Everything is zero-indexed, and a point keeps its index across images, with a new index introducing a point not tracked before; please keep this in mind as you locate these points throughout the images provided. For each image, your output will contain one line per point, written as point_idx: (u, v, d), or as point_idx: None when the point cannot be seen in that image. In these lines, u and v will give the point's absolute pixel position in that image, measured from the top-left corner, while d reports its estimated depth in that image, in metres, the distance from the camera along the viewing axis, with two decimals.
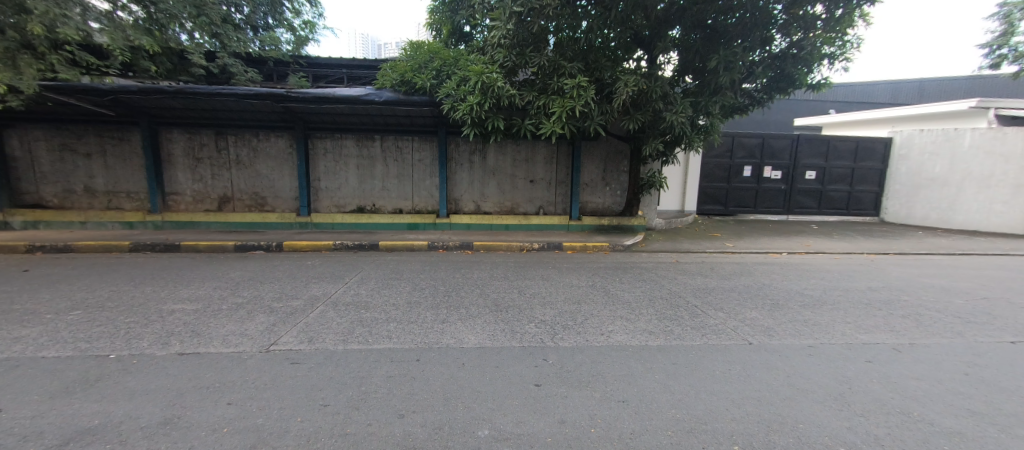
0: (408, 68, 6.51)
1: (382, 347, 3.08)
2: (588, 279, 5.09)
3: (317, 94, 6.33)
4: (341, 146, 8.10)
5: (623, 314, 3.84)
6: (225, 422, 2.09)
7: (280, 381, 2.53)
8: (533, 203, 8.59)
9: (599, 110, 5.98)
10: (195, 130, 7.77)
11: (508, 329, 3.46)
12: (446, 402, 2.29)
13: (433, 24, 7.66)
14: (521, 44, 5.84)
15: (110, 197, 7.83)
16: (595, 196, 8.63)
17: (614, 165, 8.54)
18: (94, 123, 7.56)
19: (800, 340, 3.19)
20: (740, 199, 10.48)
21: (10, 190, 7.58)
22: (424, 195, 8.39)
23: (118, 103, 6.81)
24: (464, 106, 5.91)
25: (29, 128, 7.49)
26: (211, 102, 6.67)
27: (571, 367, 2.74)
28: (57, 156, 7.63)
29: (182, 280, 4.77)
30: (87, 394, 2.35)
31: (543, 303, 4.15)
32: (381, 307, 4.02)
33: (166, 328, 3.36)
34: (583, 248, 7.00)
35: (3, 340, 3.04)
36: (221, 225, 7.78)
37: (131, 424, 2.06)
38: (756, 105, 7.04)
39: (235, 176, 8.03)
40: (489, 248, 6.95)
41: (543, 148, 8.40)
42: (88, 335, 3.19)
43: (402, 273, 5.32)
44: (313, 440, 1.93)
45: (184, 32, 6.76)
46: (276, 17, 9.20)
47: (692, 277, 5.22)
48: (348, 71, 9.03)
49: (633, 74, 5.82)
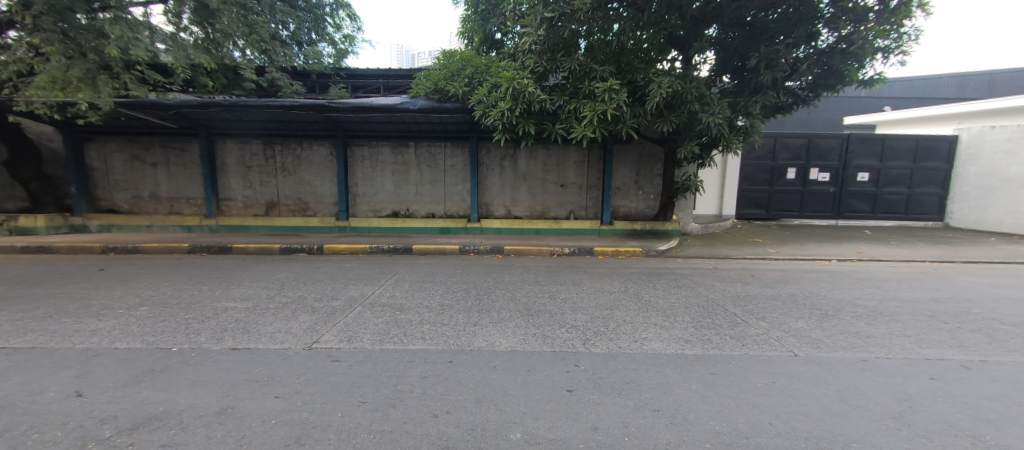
0: (441, 76, 6.69)
1: (417, 348, 3.16)
2: (620, 284, 5.00)
3: (355, 104, 6.61)
4: (378, 154, 8.42)
5: (657, 321, 3.74)
6: (275, 414, 2.22)
7: (321, 378, 2.65)
8: (564, 207, 8.55)
9: (632, 113, 5.88)
10: (246, 140, 8.33)
11: (540, 334, 3.45)
12: (479, 404, 2.31)
13: (465, 32, 7.84)
14: (552, 49, 5.86)
15: (172, 202, 8.52)
16: (628, 200, 8.48)
17: (647, 168, 8.35)
18: (159, 135, 8.27)
19: (853, 354, 2.98)
20: (783, 203, 9.95)
21: (89, 197, 8.42)
22: (456, 199, 8.56)
23: (180, 116, 7.42)
24: (495, 112, 5.99)
25: (105, 140, 8.30)
26: (260, 113, 7.12)
27: (604, 374, 2.70)
28: (128, 166, 8.40)
29: (233, 280, 5.10)
30: (153, 383, 2.56)
31: (575, 308, 4.11)
32: (415, 309, 4.13)
33: (220, 325, 3.61)
34: (615, 252, 6.88)
35: (84, 332, 3.37)
36: (268, 228, 8.29)
37: (192, 412, 2.23)
38: (801, 104, 6.67)
39: (280, 182, 8.52)
40: (520, 252, 6.97)
41: (574, 153, 8.36)
42: (154, 329, 3.47)
43: (435, 276, 5.44)
44: (353, 435, 2.01)
45: (238, 49, 7.24)
46: (319, 32, 9.85)
47: (731, 284, 5.00)
48: (385, 80, 9.45)
49: (667, 75, 5.69)
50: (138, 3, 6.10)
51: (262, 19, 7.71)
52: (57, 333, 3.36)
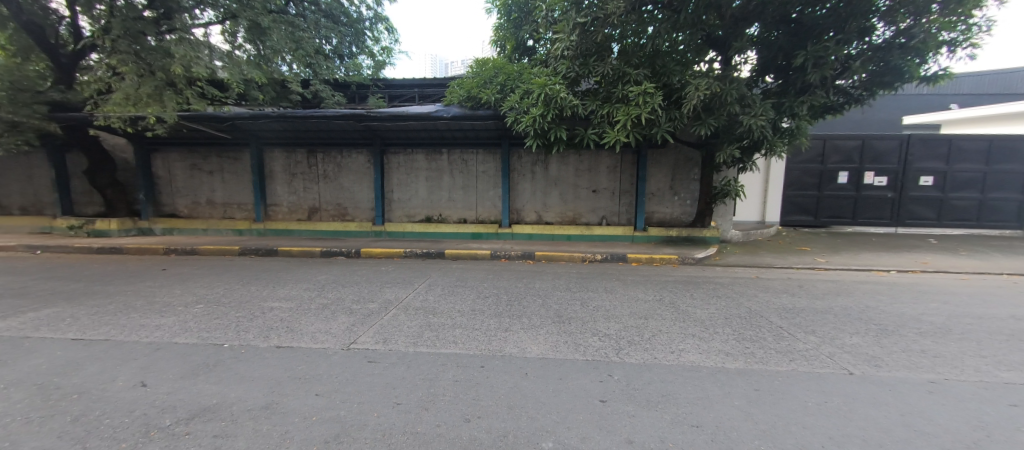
0: (474, 84, 6.81)
1: (450, 352, 3.20)
2: (655, 293, 4.85)
3: (392, 113, 6.85)
4: (412, 160, 8.67)
5: (696, 332, 3.58)
6: (315, 411, 2.31)
7: (359, 377, 2.74)
8: (596, 213, 8.43)
9: (667, 116, 5.73)
10: (292, 148, 8.82)
11: (572, 342, 3.40)
12: (510, 411, 2.31)
13: (497, 41, 7.93)
14: (585, 54, 5.83)
15: (225, 207, 9.15)
16: (663, 206, 8.23)
17: (684, 173, 8.08)
18: (215, 146, 8.93)
19: (917, 374, 2.72)
20: (833, 209, 9.34)
21: (154, 202, 9.20)
22: (487, 205, 8.64)
23: (234, 128, 7.98)
24: (527, 119, 6.03)
25: (169, 151, 9.06)
26: (305, 123, 7.51)
27: (638, 385, 2.62)
28: (188, 174, 9.11)
29: (278, 281, 5.40)
30: (208, 376, 2.75)
31: (608, 316, 4.02)
32: (448, 313, 4.19)
33: (266, 323, 3.81)
34: (649, 260, 6.69)
35: (149, 327, 3.67)
36: (310, 232, 8.72)
37: (242, 405, 2.37)
38: (853, 103, 6.25)
39: (322, 189, 8.94)
40: (551, 258, 6.93)
41: (606, 158, 8.24)
42: (209, 326, 3.73)
43: (467, 280, 5.49)
44: (388, 435, 2.06)
45: (286, 64, 7.72)
46: (359, 45, 10.25)
47: (776, 295, 4.73)
48: (420, 89, 9.78)
49: (704, 77, 5.50)
50: (200, 24, 6.67)
51: (307, 34, 8.16)
52: (126, 327, 3.68)
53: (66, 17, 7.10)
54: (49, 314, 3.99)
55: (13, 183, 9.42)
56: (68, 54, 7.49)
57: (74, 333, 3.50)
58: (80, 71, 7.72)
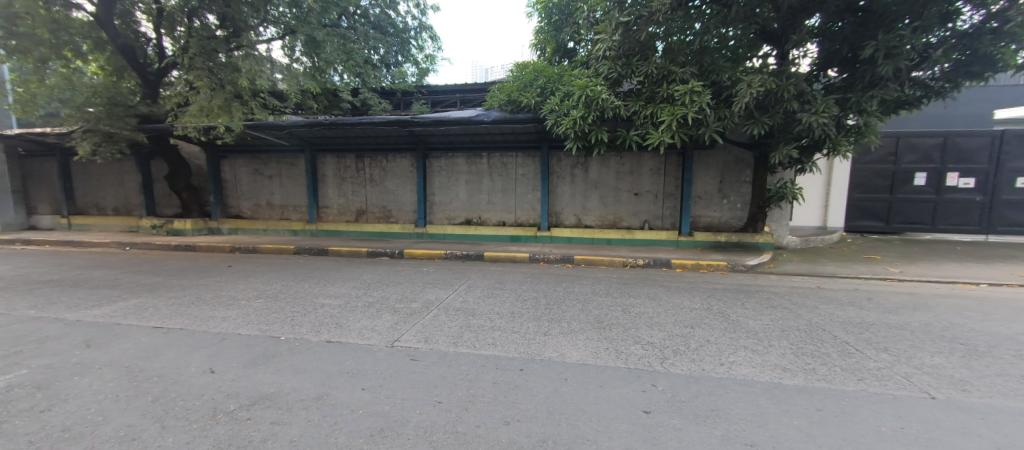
0: (514, 88, 6.86)
1: (489, 353, 3.22)
2: (702, 301, 4.61)
3: (435, 118, 7.05)
4: (453, 164, 8.87)
5: (748, 344, 3.36)
6: (363, 404, 2.41)
7: (403, 374, 2.83)
8: (637, 216, 8.18)
9: (716, 115, 5.46)
10: (342, 154, 9.33)
11: (613, 348, 3.31)
12: (550, 416, 2.28)
13: (538, 44, 7.94)
14: (628, 54, 5.70)
15: (282, 209, 9.82)
16: (710, 210, 7.84)
17: (733, 174, 7.65)
18: (274, 153, 9.63)
19: (1017, 402, 2.37)
20: (907, 214, 8.46)
21: (222, 204, 10.07)
22: (526, 208, 8.65)
23: (291, 135, 8.57)
24: (567, 121, 5.98)
25: (235, 158, 9.89)
26: (354, 130, 7.92)
27: (685, 397, 2.49)
28: (251, 178, 9.90)
29: (328, 279, 5.70)
30: (268, 366, 2.95)
31: (651, 324, 3.88)
32: (487, 314, 4.23)
33: (318, 319, 4.04)
34: (695, 266, 6.38)
35: (217, 318, 4.02)
36: (358, 233, 9.17)
37: (296, 395, 2.52)
38: (934, 97, 5.63)
39: (368, 192, 9.35)
40: (591, 262, 6.81)
41: (649, 160, 7.99)
42: (268, 319, 4.01)
43: (505, 283, 5.52)
44: (430, 432, 2.11)
45: (338, 74, 8.22)
46: (404, 54, 10.52)
47: (840, 308, 4.33)
48: (461, 94, 10.04)
49: (758, 73, 5.21)
50: (263, 40, 7.24)
51: (358, 46, 8.61)
52: (198, 317, 4.04)
53: (153, 39, 8.02)
54: (136, 304, 4.48)
55: (109, 187, 10.70)
56: (154, 72, 8.38)
57: (155, 322, 3.89)
58: (163, 86, 8.64)
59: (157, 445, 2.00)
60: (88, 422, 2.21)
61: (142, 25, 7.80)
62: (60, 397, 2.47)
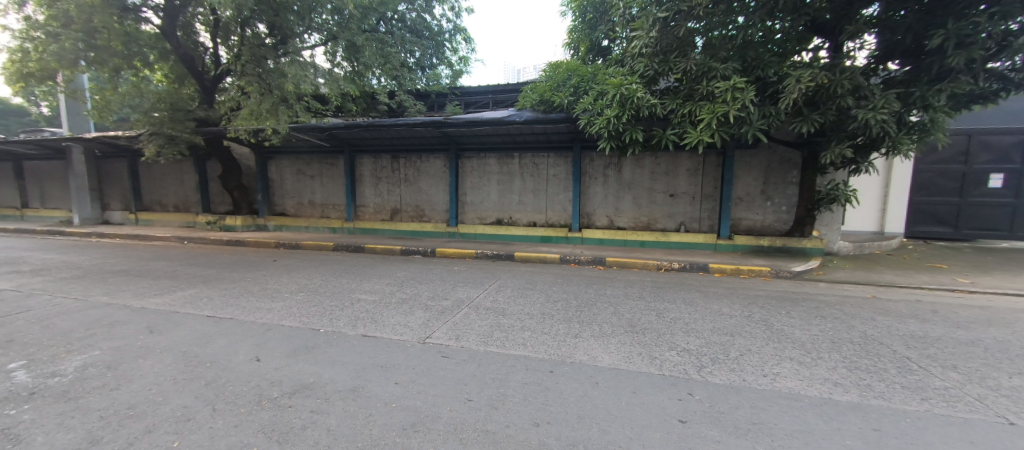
0: (547, 88, 6.83)
1: (519, 354, 3.22)
2: (743, 308, 4.39)
3: (467, 119, 7.15)
4: (485, 165, 8.96)
5: (795, 355, 3.16)
6: (396, 398, 2.47)
7: (434, 371, 2.88)
8: (673, 218, 7.92)
9: (760, 113, 5.18)
10: (378, 154, 9.65)
11: (646, 354, 3.21)
12: (581, 420, 2.24)
13: (571, 43, 7.88)
14: (665, 51, 5.53)
15: (322, 208, 10.29)
16: (751, 213, 7.47)
17: (779, 175, 7.23)
18: (316, 154, 10.11)
19: None
20: (980, 220, 7.69)
21: (268, 203, 10.67)
22: (557, 209, 8.58)
23: (331, 137, 8.96)
24: (601, 121, 5.88)
25: (280, 159, 10.45)
26: (390, 131, 8.16)
27: (724, 408, 2.37)
28: (294, 178, 10.42)
29: (364, 276, 5.90)
30: (309, 357, 3.10)
31: (688, 330, 3.74)
32: (517, 315, 4.22)
33: (355, 313, 4.19)
34: (734, 270, 6.08)
35: (264, 310, 4.26)
36: (393, 232, 9.46)
37: (334, 386, 2.62)
38: (1014, 90, 5.07)
39: (403, 192, 9.61)
40: (623, 265, 6.66)
41: (686, 160, 7.71)
42: (309, 312, 4.21)
43: (536, 284, 5.49)
44: (460, 429, 2.13)
45: (375, 78, 8.59)
46: (439, 56, 10.77)
47: (900, 320, 3.98)
48: (493, 95, 10.06)
49: (807, 67, 4.91)
50: (308, 47, 7.63)
51: (395, 50, 8.90)
52: (247, 308, 4.30)
53: (210, 48, 8.66)
54: (192, 294, 4.83)
55: (170, 186, 11.61)
56: (210, 78, 9.04)
57: (209, 311, 4.18)
58: (218, 92, 9.27)
59: (209, 426, 2.14)
60: (150, 401, 2.40)
61: (200, 35, 8.48)
62: (126, 377, 2.71)
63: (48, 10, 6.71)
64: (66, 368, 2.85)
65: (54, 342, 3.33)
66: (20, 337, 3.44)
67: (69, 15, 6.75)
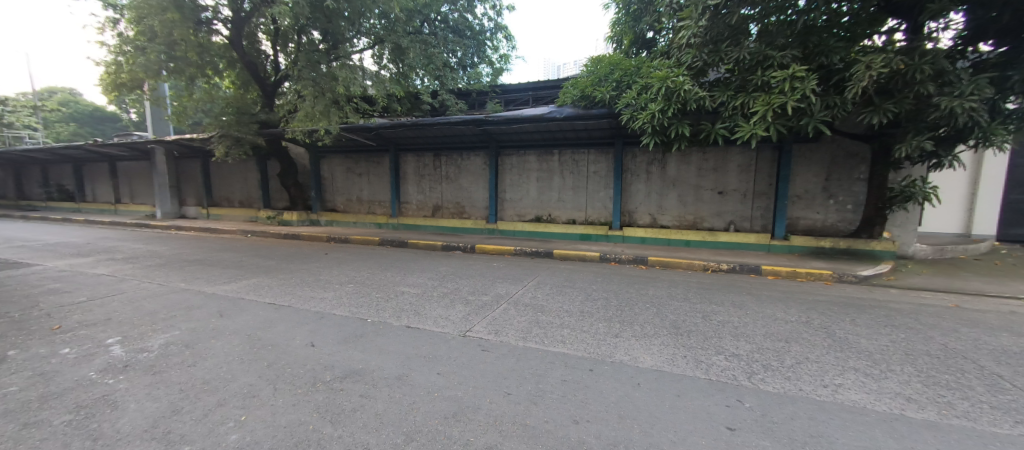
0: (588, 83, 6.72)
1: (559, 351, 3.21)
2: (801, 314, 4.09)
3: (508, 116, 7.19)
4: (525, 162, 8.97)
5: (861, 366, 2.90)
6: (438, 387, 2.56)
7: (475, 363, 2.95)
8: (722, 217, 7.52)
9: (823, 103, 4.80)
10: (422, 153, 9.95)
11: (691, 357, 3.08)
12: (622, 421, 2.20)
13: (614, 36, 7.69)
14: (716, 40, 5.26)
15: (369, 204, 10.79)
16: (810, 212, 6.94)
17: (843, 171, 6.65)
18: (364, 153, 10.62)
19: None
20: None
21: (321, 199, 11.36)
22: (597, 206, 8.43)
23: (378, 136, 9.37)
24: (644, 115, 5.69)
25: (331, 158, 11.07)
26: (433, 130, 8.39)
27: (778, 418, 2.23)
28: (344, 176, 11.00)
29: (408, 270, 6.13)
30: (358, 344, 3.28)
31: (737, 334, 3.55)
32: (557, 312, 4.21)
33: (400, 305, 4.38)
34: (790, 273, 5.68)
35: (318, 299, 4.55)
36: (435, 228, 9.75)
37: (382, 373, 2.75)
38: None
39: (445, 189, 9.85)
40: (666, 264, 6.44)
41: (737, 155, 7.29)
42: (359, 303, 4.44)
43: (575, 282, 5.44)
44: (500, 422, 2.17)
45: (419, 78, 8.87)
46: (480, 55, 10.91)
47: (990, 333, 3.54)
48: (534, 92, 9.97)
49: (879, 52, 4.48)
50: (357, 51, 8.03)
51: (437, 50, 9.15)
52: (303, 297, 4.62)
53: (271, 55, 9.33)
54: (256, 282, 5.26)
55: (236, 184, 12.67)
56: (271, 83, 9.71)
57: (270, 299, 4.53)
58: (277, 96, 9.96)
59: (272, 403, 2.33)
60: (221, 378, 2.65)
61: (263, 44, 9.16)
62: (201, 356, 3.00)
63: (137, 27, 7.53)
64: (152, 345, 3.22)
65: (142, 322, 3.76)
66: (116, 316, 3.92)
67: (154, 31, 7.55)
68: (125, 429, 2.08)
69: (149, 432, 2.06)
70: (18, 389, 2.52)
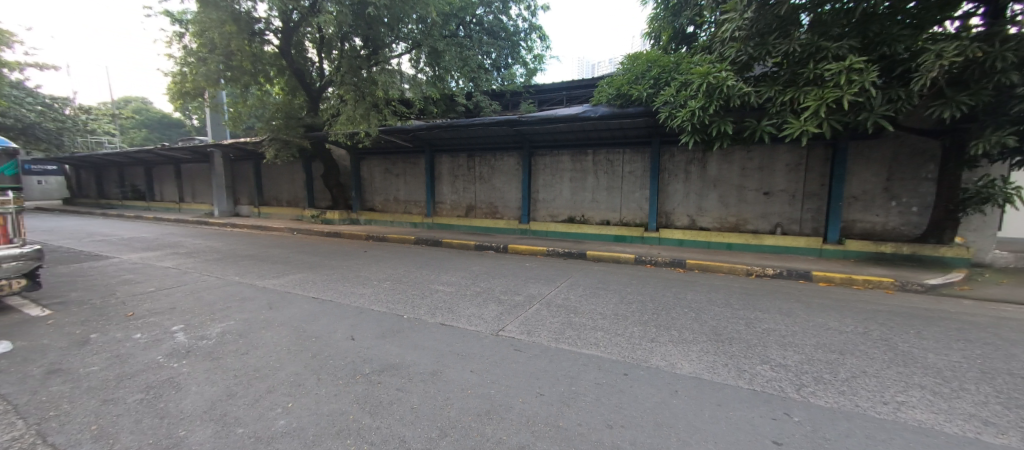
0: (624, 81, 6.58)
1: (592, 353, 3.18)
2: (857, 324, 3.80)
3: (541, 117, 7.17)
4: (558, 162, 8.92)
5: (928, 383, 2.65)
6: (472, 385, 2.59)
7: (508, 362, 2.96)
8: (767, 219, 7.13)
9: (884, 97, 4.44)
10: (456, 154, 10.14)
11: (733, 365, 2.95)
12: (658, 428, 2.14)
13: (652, 32, 7.49)
14: (763, 33, 5.00)
15: (405, 204, 11.13)
16: (868, 214, 6.43)
17: (907, 169, 6.10)
18: (401, 154, 10.96)
19: None
20: None
21: (361, 199, 11.84)
22: (632, 207, 8.23)
23: (415, 138, 9.65)
24: (684, 113, 5.48)
25: (370, 159, 11.51)
26: (467, 131, 8.52)
27: (830, 435, 2.09)
28: (382, 177, 11.41)
29: (442, 268, 6.26)
30: (396, 339, 3.39)
31: (784, 343, 3.35)
32: (590, 314, 4.15)
33: (434, 302, 4.48)
34: (845, 280, 5.28)
35: (358, 294, 4.76)
36: (468, 227, 9.90)
37: (417, 368, 2.83)
38: None
39: (478, 189, 9.98)
40: (706, 268, 6.18)
41: (785, 154, 6.88)
42: (396, 299, 4.60)
43: (609, 284, 5.34)
44: (533, 422, 2.17)
45: (455, 80, 9.07)
46: (514, 56, 10.97)
47: None
48: (568, 92, 9.87)
49: (951, 39, 4.10)
50: (396, 55, 8.33)
51: (472, 53, 9.30)
52: (345, 292, 4.84)
53: (316, 62, 9.84)
54: (301, 277, 5.57)
55: (284, 184, 13.47)
56: (316, 89, 10.20)
57: (315, 293, 4.78)
58: (321, 101, 10.45)
59: (317, 392, 2.46)
60: (269, 367, 2.82)
61: (309, 52, 9.67)
62: (253, 345, 3.22)
63: (200, 39, 8.20)
64: (210, 333, 3.48)
65: (202, 311, 4.08)
66: (180, 306, 4.27)
67: (214, 42, 8.19)
68: (188, 409, 2.26)
69: (208, 413, 2.23)
70: (99, 369, 2.80)
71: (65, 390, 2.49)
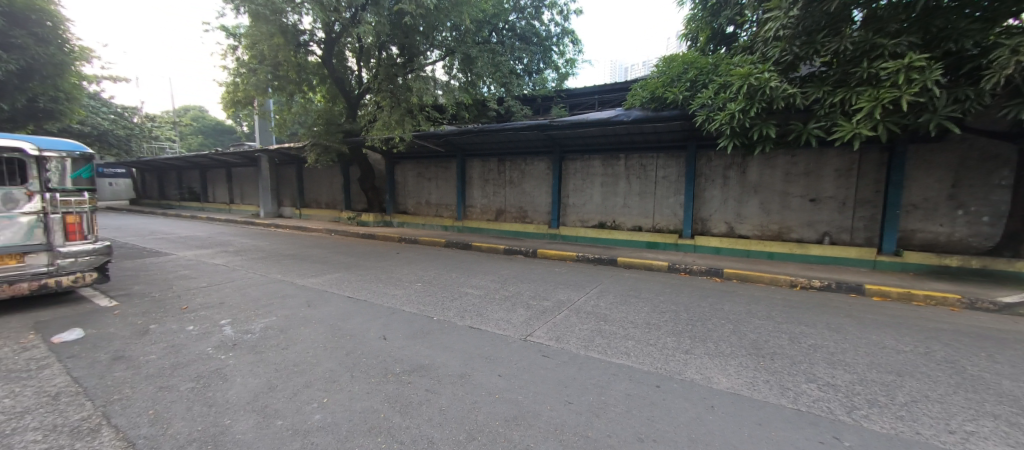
0: (659, 84, 6.41)
1: (622, 362, 3.10)
2: (916, 343, 3.49)
3: (572, 121, 7.11)
4: (589, 166, 8.81)
5: (1003, 413, 2.38)
6: (500, 390, 2.59)
7: (537, 368, 2.94)
8: (814, 227, 6.71)
9: (949, 97, 4.09)
10: (487, 158, 10.26)
11: (775, 382, 2.78)
12: (692, 443, 2.05)
13: (688, 34, 7.28)
14: (810, 31, 4.74)
15: (436, 207, 11.35)
16: (930, 224, 5.91)
17: (977, 175, 5.55)
18: (433, 159, 11.22)
19: None
20: None
21: (394, 202, 12.21)
22: (666, 213, 8.00)
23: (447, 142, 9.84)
24: (722, 116, 5.27)
25: (404, 163, 11.85)
26: (497, 135, 8.60)
27: None
28: (414, 180, 11.71)
29: (471, 272, 6.31)
30: (426, 340, 3.46)
31: (833, 361, 3.13)
32: (620, 322, 4.06)
33: (463, 306, 4.52)
34: (903, 295, 4.87)
35: (390, 295, 4.88)
36: (497, 231, 9.98)
37: (446, 370, 2.87)
38: None
39: (508, 194, 10.03)
40: (745, 278, 5.89)
41: (835, 158, 6.46)
42: (427, 301, 4.69)
43: (641, 292, 5.19)
44: (561, 430, 2.14)
45: (487, 86, 9.15)
46: (546, 61, 10.96)
47: None
48: (600, 96, 9.74)
49: None
50: (430, 62, 8.56)
51: (505, 58, 9.33)
52: (379, 293, 4.99)
53: (355, 70, 10.27)
54: (338, 277, 5.80)
55: (323, 187, 14.11)
56: (355, 96, 10.59)
57: (350, 293, 4.96)
58: (359, 107, 10.82)
59: (351, 389, 2.55)
60: (306, 362, 2.94)
61: (349, 61, 10.11)
62: (293, 340, 3.37)
63: (251, 51, 8.81)
64: (255, 328, 3.68)
65: (248, 307, 4.33)
66: (228, 301, 4.56)
67: (264, 54, 8.77)
68: (233, 399, 2.40)
69: (251, 404, 2.35)
70: (157, 357, 3.03)
71: (128, 376, 2.71)
